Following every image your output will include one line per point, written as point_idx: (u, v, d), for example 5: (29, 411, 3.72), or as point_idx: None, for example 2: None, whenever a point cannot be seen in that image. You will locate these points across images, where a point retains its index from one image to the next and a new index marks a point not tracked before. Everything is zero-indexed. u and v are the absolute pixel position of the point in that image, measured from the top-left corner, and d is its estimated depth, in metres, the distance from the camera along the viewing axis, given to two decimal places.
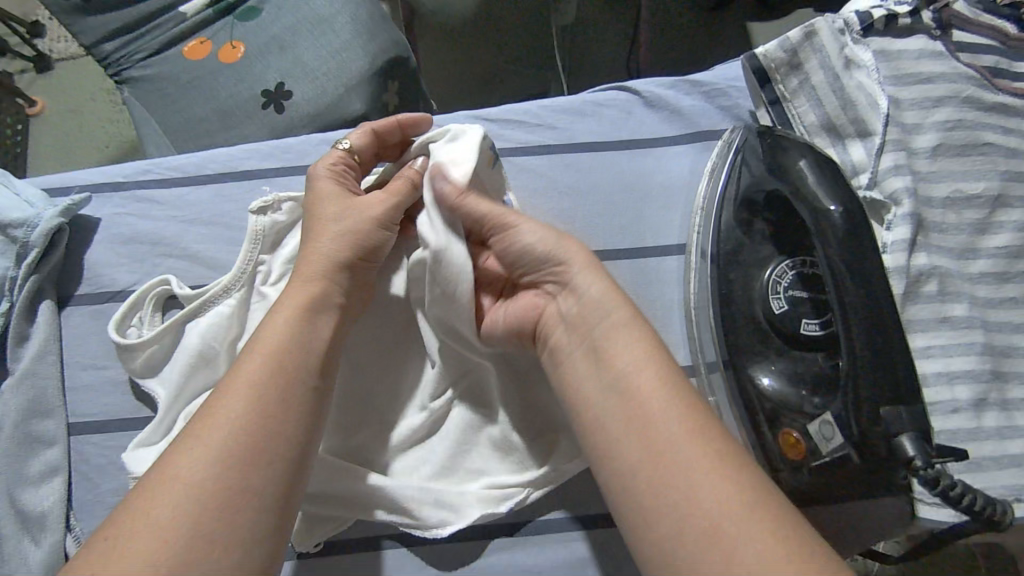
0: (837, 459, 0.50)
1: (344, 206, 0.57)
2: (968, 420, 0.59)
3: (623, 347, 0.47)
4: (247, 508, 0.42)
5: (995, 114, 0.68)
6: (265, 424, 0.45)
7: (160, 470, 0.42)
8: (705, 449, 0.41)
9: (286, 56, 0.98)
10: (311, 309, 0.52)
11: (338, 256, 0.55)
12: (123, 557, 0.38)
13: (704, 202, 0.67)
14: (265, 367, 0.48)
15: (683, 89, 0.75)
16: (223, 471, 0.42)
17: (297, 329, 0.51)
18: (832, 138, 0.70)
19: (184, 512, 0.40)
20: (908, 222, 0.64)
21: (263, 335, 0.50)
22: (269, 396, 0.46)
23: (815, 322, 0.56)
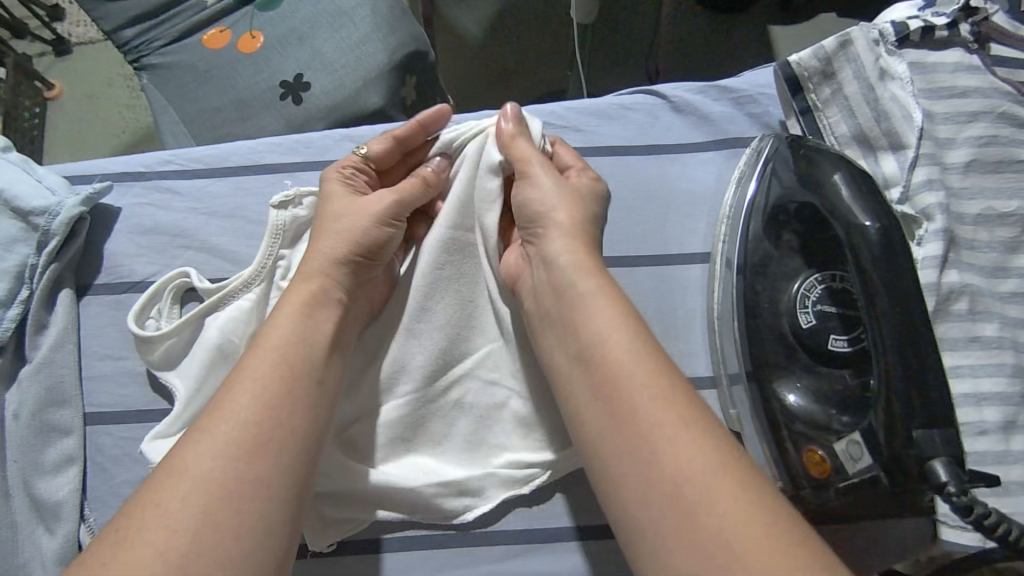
0: (865, 479, 0.50)
1: (348, 205, 0.57)
2: (994, 443, 0.58)
3: (596, 317, 0.49)
4: (258, 498, 0.42)
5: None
6: (272, 416, 0.45)
7: (171, 463, 0.42)
8: (683, 419, 0.43)
9: (308, 48, 0.97)
10: (311, 305, 0.52)
11: (339, 252, 0.55)
12: (138, 547, 0.38)
13: (730, 210, 0.65)
14: (274, 356, 0.48)
15: (712, 95, 0.74)
16: (233, 463, 0.42)
17: (301, 325, 0.50)
18: (864, 150, 0.69)
19: (197, 502, 0.40)
20: (940, 238, 0.62)
21: (270, 328, 0.50)
22: (278, 389, 0.46)
23: (843, 339, 0.56)
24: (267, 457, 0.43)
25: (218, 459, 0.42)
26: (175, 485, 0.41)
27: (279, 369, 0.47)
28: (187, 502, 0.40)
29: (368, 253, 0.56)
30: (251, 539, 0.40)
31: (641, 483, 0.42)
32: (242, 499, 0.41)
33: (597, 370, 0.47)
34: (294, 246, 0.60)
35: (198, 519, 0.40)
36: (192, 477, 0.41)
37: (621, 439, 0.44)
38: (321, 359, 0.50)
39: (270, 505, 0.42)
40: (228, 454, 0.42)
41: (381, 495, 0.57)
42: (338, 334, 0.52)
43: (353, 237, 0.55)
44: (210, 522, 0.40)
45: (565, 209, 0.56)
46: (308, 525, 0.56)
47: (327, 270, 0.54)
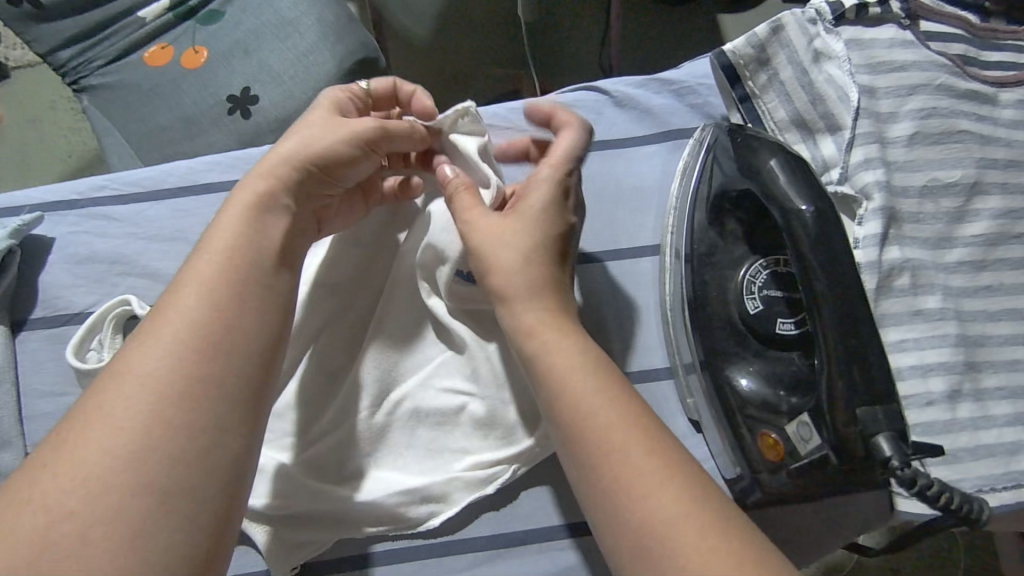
0: (816, 459, 0.51)
1: (319, 122, 0.53)
2: (942, 412, 0.60)
3: (556, 370, 0.45)
4: (212, 400, 0.40)
5: (968, 101, 0.68)
6: (222, 320, 0.42)
7: (115, 366, 0.40)
8: (641, 441, 0.42)
9: (252, 61, 0.96)
10: (259, 209, 0.48)
11: (298, 155, 0.50)
12: (79, 448, 0.36)
13: (676, 201, 0.66)
14: (220, 259, 0.45)
15: (652, 88, 0.75)
16: (181, 362, 0.40)
17: (248, 227, 0.46)
18: (802, 134, 0.71)
19: (145, 396, 0.38)
20: (880, 216, 0.64)
21: (214, 230, 0.46)
22: (226, 294, 0.43)
23: (790, 322, 0.57)
24: (220, 356, 0.41)
25: (166, 360, 0.40)
26: (120, 383, 0.39)
27: (228, 272, 0.44)
28: (132, 401, 0.38)
29: (330, 170, 0.52)
30: (202, 436, 0.38)
31: (606, 517, 0.41)
32: (193, 396, 0.39)
33: (561, 412, 0.44)
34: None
35: (147, 419, 0.38)
36: (135, 378, 0.39)
37: (592, 470, 0.42)
38: (271, 264, 0.46)
39: (226, 406, 0.40)
40: (176, 354, 0.40)
41: (350, 512, 0.56)
42: (289, 244, 0.49)
43: (311, 142, 0.51)
44: (162, 420, 0.38)
45: (511, 261, 0.49)
46: (269, 548, 0.55)
47: (278, 170, 0.49)
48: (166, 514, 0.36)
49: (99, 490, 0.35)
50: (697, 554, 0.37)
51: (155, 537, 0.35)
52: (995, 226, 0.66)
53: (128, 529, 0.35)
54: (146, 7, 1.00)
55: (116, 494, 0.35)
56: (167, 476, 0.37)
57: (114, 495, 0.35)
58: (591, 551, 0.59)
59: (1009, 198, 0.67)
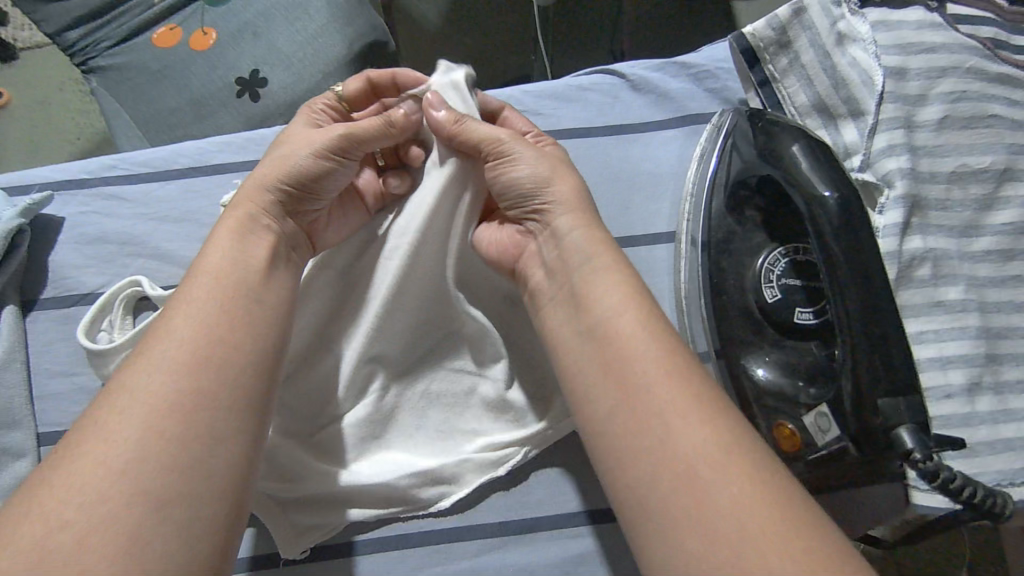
0: (836, 450, 0.50)
1: (291, 140, 0.56)
2: (961, 406, 0.59)
3: (612, 298, 0.47)
4: (203, 407, 0.41)
5: (999, 85, 0.67)
6: (212, 332, 0.44)
7: (110, 386, 0.42)
8: (667, 370, 0.42)
9: (262, 41, 0.94)
10: (241, 233, 0.50)
11: (274, 178, 0.53)
12: (77, 461, 0.38)
13: (693, 187, 0.65)
14: (208, 279, 0.47)
15: (671, 71, 0.74)
16: (172, 378, 0.41)
17: (232, 249, 0.49)
18: (824, 120, 0.69)
19: (139, 411, 0.40)
20: (901, 205, 0.63)
21: (205, 256, 0.49)
22: (216, 308, 0.45)
23: (809, 311, 0.56)
24: (210, 369, 0.43)
25: (158, 377, 0.41)
26: (114, 400, 0.41)
27: (217, 291, 0.46)
28: (126, 418, 0.40)
29: (305, 186, 0.54)
30: (196, 444, 0.40)
31: (620, 450, 0.42)
32: (187, 408, 0.41)
33: (598, 351, 0.45)
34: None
35: (140, 428, 0.39)
36: (128, 394, 0.41)
37: (622, 394, 0.43)
38: (258, 281, 0.48)
39: (219, 413, 0.41)
40: (166, 368, 0.42)
41: (361, 492, 0.56)
42: (275, 258, 0.51)
43: (285, 163, 0.54)
44: (154, 427, 0.39)
45: (561, 182, 0.53)
46: (279, 531, 0.55)
47: (257, 194, 0.53)
48: (162, 518, 0.37)
49: (97, 499, 0.36)
50: (719, 470, 0.38)
51: (152, 538, 0.36)
52: None
53: (126, 532, 0.36)
54: None
55: (113, 501, 0.36)
56: (163, 483, 0.38)
57: (111, 502, 0.36)
58: (602, 540, 0.58)
59: None
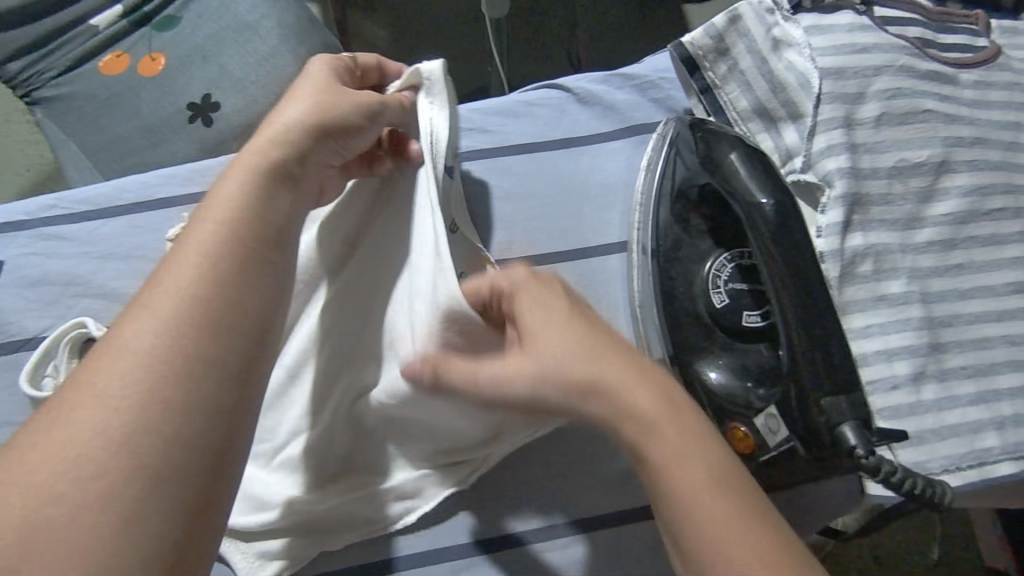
0: (785, 450, 0.51)
1: (323, 86, 0.50)
2: (906, 395, 0.61)
3: (680, 488, 0.38)
4: (208, 377, 0.36)
5: (930, 81, 0.69)
6: (221, 291, 0.38)
7: (108, 338, 0.36)
8: (735, 523, 0.37)
9: (211, 66, 0.93)
10: (262, 177, 0.44)
11: (306, 120, 0.47)
12: (71, 424, 0.33)
13: (642, 197, 0.65)
14: (219, 224, 0.41)
15: (616, 83, 0.75)
16: (179, 338, 0.36)
17: (249, 192, 0.43)
18: (766, 123, 0.71)
19: (137, 375, 0.34)
20: (841, 204, 0.65)
21: (214, 198, 0.42)
22: (225, 266, 0.39)
23: (756, 314, 0.57)
24: (216, 334, 0.37)
25: (160, 333, 0.36)
26: (112, 356, 0.35)
27: (227, 244, 0.40)
28: (120, 382, 0.34)
29: (339, 132, 0.49)
30: (194, 421, 0.34)
31: None
32: (190, 375, 0.35)
33: (667, 517, 0.39)
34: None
35: (142, 392, 0.34)
36: (128, 352, 0.35)
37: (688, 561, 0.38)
38: (274, 237, 0.42)
39: (223, 386, 0.36)
40: (172, 325, 0.36)
41: (322, 520, 0.55)
42: (296, 221, 0.45)
43: (325, 111, 0.48)
44: (158, 395, 0.34)
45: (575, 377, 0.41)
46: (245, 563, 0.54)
47: (288, 135, 0.47)
48: (144, 505, 0.32)
49: (74, 481, 0.31)
50: None
51: (143, 521, 0.32)
52: (963, 204, 0.67)
53: (117, 510, 0.31)
54: (99, 15, 0.96)
55: (91, 485, 0.31)
56: (151, 465, 0.33)
57: (91, 483, 0.31)
58: (567, 554, 0.59)
59: (977, 175, 0.68)
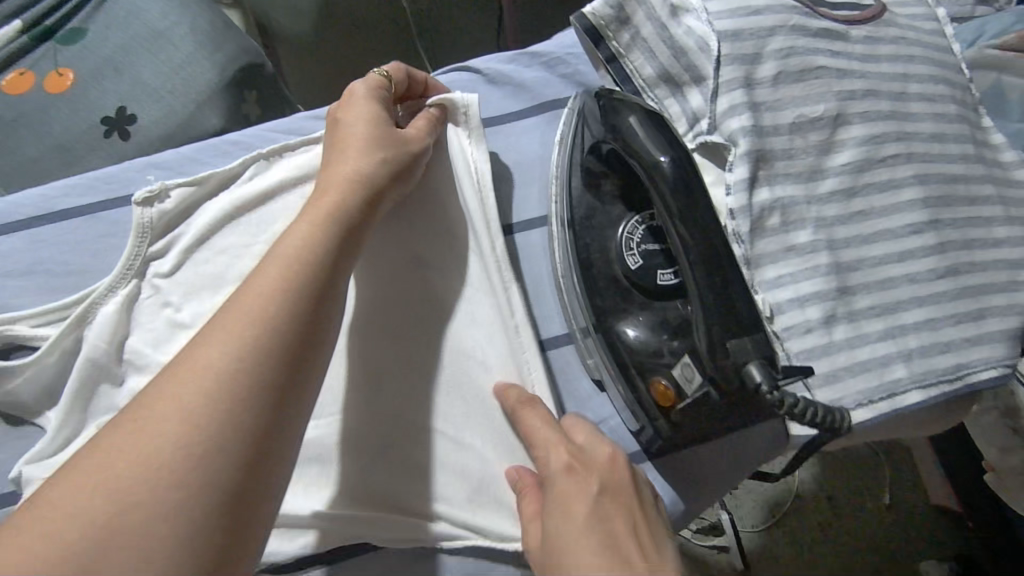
0: (701, 396, 0.54)
1: (376, 128, 0.57)
2: (819, 337, 0.65)
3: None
4: (267, 403, 0.41)
5: (822, 38, 0.73)
6: (279, 324, 0.43)
7: (187, 356, 0.41)
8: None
9: (117, 74, 0.90)
10: (330, 221, 0.50)
11: (367, 172, 0.55)
12: (155, 432, 0.38)
13: (557, 170, 0.67)
14: (283, 263, 0.46)
15: (524, 62, 0.77)
16: (251, 361, 0.41)
17: (315, 233, 0.49)
18: (672, 88, 0.73)
19: (209, 391, 0.39)
20: (746, 161, 0.68)
21: (288, 238, 0.49)
22: (281, 303, 0.44)
23: (669, 272, 0.59)
24: (277, 362, 0.42)
25: (234, 352, 0.41)
26: (192, 371, 0.40)
27: (288, 280, 0.45)
28: (195, 394, 0.39)
29: (393, 176, 0.56)
30: (247, 438, 0.39)
31: None
32: (253, 397, 0.40)
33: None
34: (163, 242, 0.60)
35: (215, 408, 0.39)
36: (203, 371, 0.40)
37: None
38: (325, 275, 0.47)
39: (279, 411, 0.41)
40: (241, 350, 0.41)
41: (349, 524, 0.56)
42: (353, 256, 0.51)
43: (391, 163, 0.56)
44: (228, 414, 0.39)
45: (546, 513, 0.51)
46: None
47: (350, 184, 0.53)
48: (203, 504, 0.37)
49: (153, 488, 0.36)
50: None
51: (195, 526, 0.37)
52: (861, 153, 0.71)
53: (179, 518, 0.36)
54: None
55: (163, 492, 0.36)
56: (216, 479, 0.38)
57: (163, 481, 0.37)
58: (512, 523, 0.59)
59: (871, 125, 0.72)
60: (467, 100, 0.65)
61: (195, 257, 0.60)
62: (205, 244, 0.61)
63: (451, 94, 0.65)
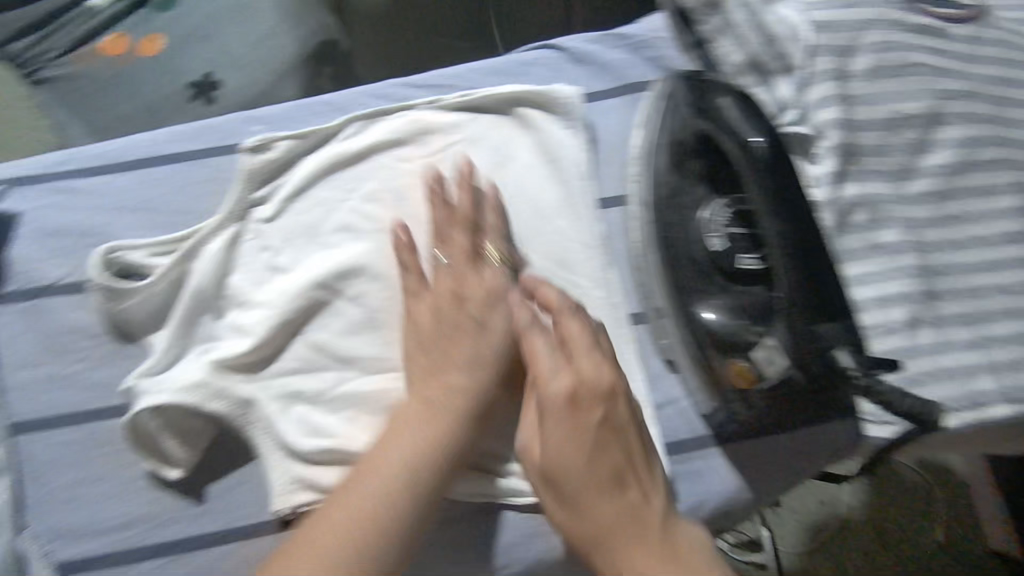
0: (782, 378, 0.56)
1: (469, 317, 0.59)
2: (903, 339, 0.64)
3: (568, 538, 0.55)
4: (392, 547, 0.51)
5: (921, 34, 0.71)
6: (409, 482, 0.52)
7: (331, 511, 0.50)
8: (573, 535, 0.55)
9: (215, 40, 0.94)
10: (439, 424, 0.55)
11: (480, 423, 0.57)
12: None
13: (639, 149, 0.66)
14: (404, 476, 0.52)
15: (610, 43, 0.76)
16: (385, 524, 0.50)
17: (425, 454, 0.53)
18: (759, 77, 0.71)
19: (351, 541, 0.49)
20: (834, 155, 0.67)
21: (400, 442, 0.54)
22: (403, 501, 0.51)
23: (752, 257, 0.59)
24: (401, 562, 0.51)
25: (377, 554, 0.50)
26: (331, 521, 0.50)
27: (409, 487, 0.52)
28: (349, 521, 0.50)
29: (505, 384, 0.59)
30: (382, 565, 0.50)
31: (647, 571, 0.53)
32: None
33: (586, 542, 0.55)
34: (266, 189, 0.65)
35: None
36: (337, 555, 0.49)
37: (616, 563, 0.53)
38: (439, 462, 0.53)
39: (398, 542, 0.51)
40: (376, 537, 0.50)
41: None
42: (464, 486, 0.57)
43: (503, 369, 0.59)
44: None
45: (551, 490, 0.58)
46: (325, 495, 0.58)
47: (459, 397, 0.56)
48: None
49: None
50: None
51: None
52: (957, 155, 0.69)
53: None
54: None
55: None
56: None
57: None
58: None
59: (969, 127, 0.69)
60: (575, 94, 0.68)
61: (293, 207, 0.65)
62: (302, 194, 0.65)
63: (558, 86, 0.68)
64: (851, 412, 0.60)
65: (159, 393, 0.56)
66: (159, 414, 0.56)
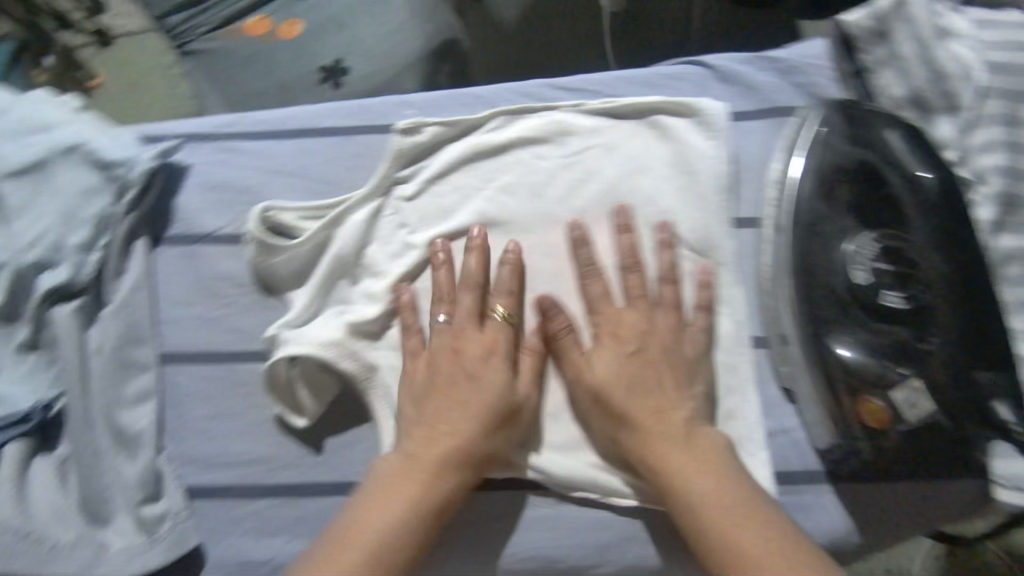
0: (925, 420, 0.56)
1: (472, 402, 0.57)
2: None
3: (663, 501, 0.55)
4: None
5: None
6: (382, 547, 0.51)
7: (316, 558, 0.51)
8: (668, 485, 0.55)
9: (350, 28, 0.97)
10: (409, 496, 0.54)
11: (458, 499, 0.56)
12: None
13: (781, 173, 0.63)
14: (371, 531, 0.52)
15: (760, 65, 0.74)
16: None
17: (398, 527, 0.52)
18: (919, 113, 0.69)
19: None
20: (994, 202, 0.63)
21: (368, 507, 0.53)
22: (379, 563, 0.51)
23: (899, 295, 0.58)
24: None
25: None
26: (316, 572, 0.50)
27: (386, 550, 0.52)
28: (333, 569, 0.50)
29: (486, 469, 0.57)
30: None
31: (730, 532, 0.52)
32: None
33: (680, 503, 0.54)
34: (410, 169, 0.68)
35: None
36: None
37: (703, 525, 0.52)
38: (405, 532, 0.52)
39: None
40: None
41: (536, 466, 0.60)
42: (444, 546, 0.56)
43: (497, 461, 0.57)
44: None
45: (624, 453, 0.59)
46: None
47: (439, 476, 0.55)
48: None
49: None
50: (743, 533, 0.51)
51: None
52: None
53: None
54: None
55: None
56: None
57: None
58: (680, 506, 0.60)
59: None
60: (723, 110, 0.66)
61: (433, 189, 0.67)
62: (443, 178, 0.67)
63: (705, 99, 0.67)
64: (980, 468, 0.58)
65: (298, 343, 0.59)
66: (295, 365, 0.60)
